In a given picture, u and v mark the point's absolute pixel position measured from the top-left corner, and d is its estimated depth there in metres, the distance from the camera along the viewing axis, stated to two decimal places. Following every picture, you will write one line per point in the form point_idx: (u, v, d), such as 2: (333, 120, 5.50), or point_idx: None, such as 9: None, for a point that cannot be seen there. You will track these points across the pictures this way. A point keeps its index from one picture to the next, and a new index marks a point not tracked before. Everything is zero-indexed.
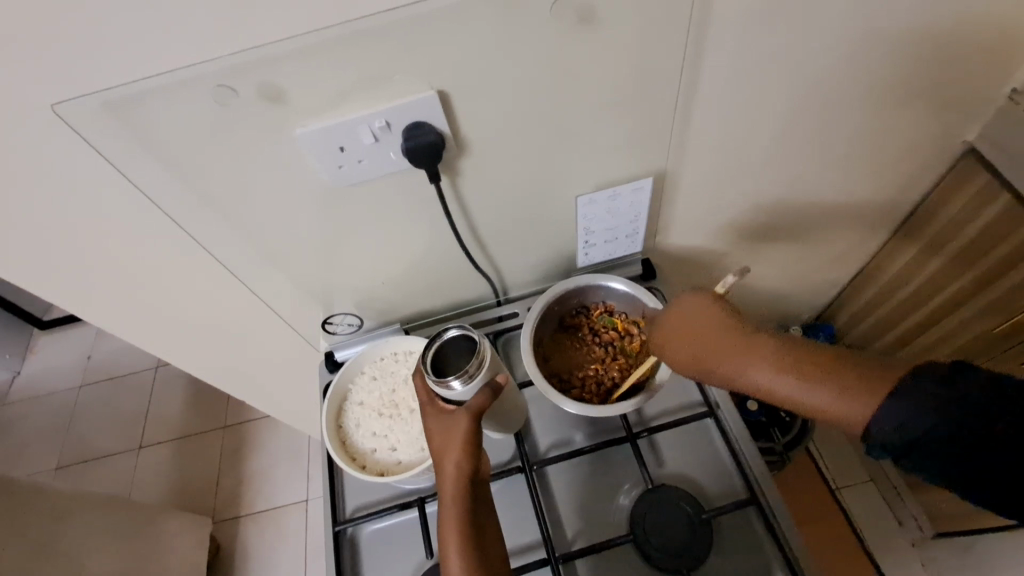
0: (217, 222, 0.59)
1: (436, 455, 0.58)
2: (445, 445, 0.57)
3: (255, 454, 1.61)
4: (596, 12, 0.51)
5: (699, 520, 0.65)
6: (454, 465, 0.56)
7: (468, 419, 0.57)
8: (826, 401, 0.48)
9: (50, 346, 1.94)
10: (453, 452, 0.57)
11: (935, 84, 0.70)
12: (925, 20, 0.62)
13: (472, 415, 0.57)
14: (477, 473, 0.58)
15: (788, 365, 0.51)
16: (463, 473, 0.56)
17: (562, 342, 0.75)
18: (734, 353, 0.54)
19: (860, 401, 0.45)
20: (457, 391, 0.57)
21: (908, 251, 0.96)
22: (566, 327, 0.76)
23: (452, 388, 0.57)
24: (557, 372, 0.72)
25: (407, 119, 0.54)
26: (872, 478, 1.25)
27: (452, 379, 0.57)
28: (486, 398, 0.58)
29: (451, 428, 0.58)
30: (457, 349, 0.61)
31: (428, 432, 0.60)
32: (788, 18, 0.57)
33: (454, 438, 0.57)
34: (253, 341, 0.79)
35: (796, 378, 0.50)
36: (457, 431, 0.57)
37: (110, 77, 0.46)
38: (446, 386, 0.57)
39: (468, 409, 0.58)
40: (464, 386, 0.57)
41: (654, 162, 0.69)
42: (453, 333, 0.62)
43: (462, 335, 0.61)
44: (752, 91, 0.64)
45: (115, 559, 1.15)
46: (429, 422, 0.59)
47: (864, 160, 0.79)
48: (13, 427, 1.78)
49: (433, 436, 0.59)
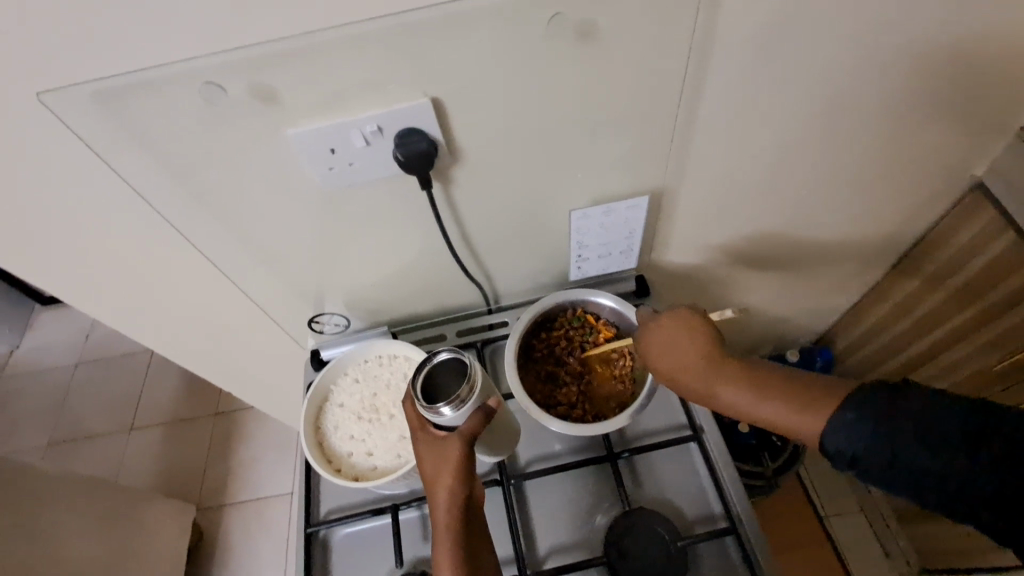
0: (206, 219, 0.59)
1: (429, 483, 0.57)
2: (437, 472, 0.56)
3: (244, 443, 1.61)
4: (597, 28, 0.50)
5: (675, 546, 0.64)
6: (448, 492, 0.55)
7: (460, 444, 0.56)
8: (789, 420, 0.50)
9: (49, 323, 1.96)
10: (447, 478, 0.56)
11: (942, 117, 0.68)
12: (934, 50, 0.61)
13: (464, 440, 0.56)
14: (472, 497, 0.57)
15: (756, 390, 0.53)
16: (459, 497, 0.56)
17: (538, 357, 0.73)
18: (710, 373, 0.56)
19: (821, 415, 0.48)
20: (448, 417, 0.56)
21: (910, 284, 0.95)
22: (541, 343, 0.74)
23: (443, 414, 0.55)
24: (533, 383, 0.71)
25: (399, 125, 0.53)
26: (862, 508, 1.22)
27: (443, 405, 0.55)
28: (480, 422, 0.57)
29: (444, 453, 0.56)
30: (449, 371, 0.59)
31: (420, 458, 0.58)
32: (794, 43, 0.56)
33: (447, 463, 0.56)
34: (240, 336, 0.78)
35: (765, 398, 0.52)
36: (450, 458, 0.56)
37: (98, 69, 0.46)
38: (435, 412, 0.55)
39: (461, 434, 0.56)
40: (455, 412, 0.55)
41: (653, 180, 0.68)
42: (445, 356, 0.60)
43: (454, 358, 0.60)
44: (755, 115, 0.63)
45: (94, 541, 1.15)
46: (421, 447, 0.58)
47: (867, 189, 0.78)
48: (8, 402, 1.79)
49: (424, 461, 0.57)
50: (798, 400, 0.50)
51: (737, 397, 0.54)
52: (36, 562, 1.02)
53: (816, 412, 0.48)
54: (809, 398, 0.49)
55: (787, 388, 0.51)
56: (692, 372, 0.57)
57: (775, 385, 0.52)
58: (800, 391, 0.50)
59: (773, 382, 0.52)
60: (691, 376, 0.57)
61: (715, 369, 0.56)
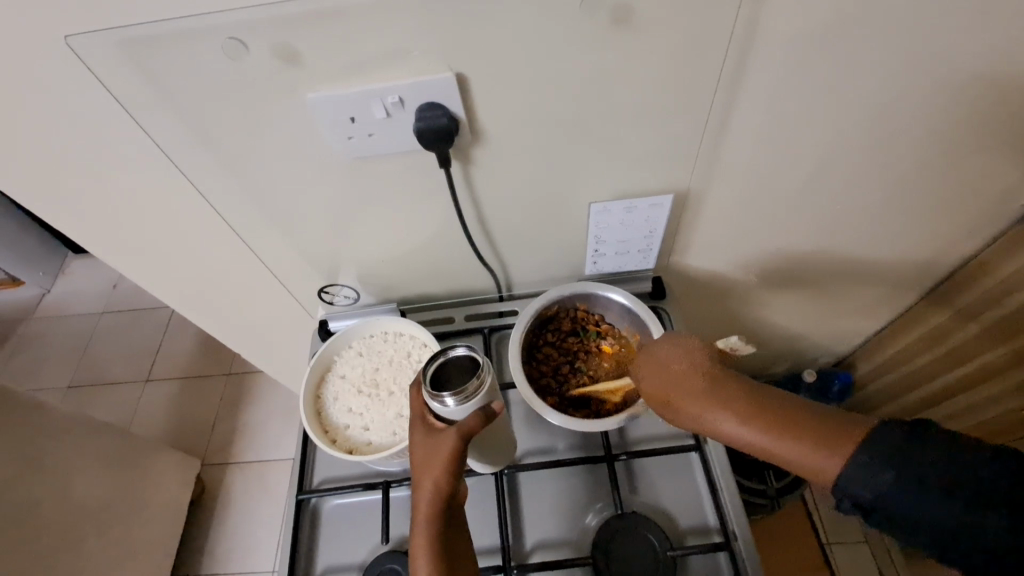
0: (225, 178, 0.59)
1: (416, 472, 0.55)
2: (426, 462, 0.54)
3: (252, 405, 1.65)
4: (633, 14, 0.48)
5: (665, 556, 0.63)
6: (433, 484, 0.53)
7: (455, 439, 0.53)
8: (799, 460, 0.48)
9: (82, 269, 2.03)
10: (434, 471, 0.53)
11: (1001, 137, 0.64)
12: (995, 65, 0.56)
13: (460, 435, 0.53)
14: (454, 494, 0.54)
15: (748, 425, 0.51)
16: (442, 493, 0.53)
17: (547, 348, 0.72)
18: (700, 401, 0.55)
19: (835, 454, 0.46)
20: (450, 408, 0.54)
21: (938, 316, 0.89)
22: (551, 335, 0.73)
23: (445, 403, 0.53)
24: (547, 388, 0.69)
25: (421, 98, 0.52)
26: (866, 539, 1.18)
27: (447, 395, 0.53)
28: (479, 421, 0.54)
29: (436, 445, 0.54)
30: (460, 368, 0.57)
31: (412, 447, 0.56)
32: (842, 46, 0.53)
33: (438, 456, 0.53)
34: (251, 298, 0.79)
35: (761, 432, 0.51)
36: (442, 450, 0.53)
37: (126, 19, 0.46)
38: (438, 400, 0.53)
39: (458, 428, 0.53)
40: (457, 405, 0.53)
41: (678, 179, 0.66)
42: (460, 351, 0.57)
43: (467, 355, 0.57)
44: (792, 119, 0.60)
45: (101, 485, 1.19)
46: (416, 437, 0.56)
47: (906, 211, 0.73)
48: (37, 341, 1.87)
49: (416, 450, 0.55)
50: (809, 437, 0.48)
51: (743, 431, 0.52)
52: (43, 495, 1.06)
53: (830, 452, 0.46)
54: (821, 433, 0.48)
55: (791, 426, 0.49)
56: (687, 396, 0.56)
57: (786, 419, 0.50)
58: (815, 426, 0.49)
59: (772, 419, 0.50)
60: (692, 403, 0.55)
61: (723, 397, 0.54)
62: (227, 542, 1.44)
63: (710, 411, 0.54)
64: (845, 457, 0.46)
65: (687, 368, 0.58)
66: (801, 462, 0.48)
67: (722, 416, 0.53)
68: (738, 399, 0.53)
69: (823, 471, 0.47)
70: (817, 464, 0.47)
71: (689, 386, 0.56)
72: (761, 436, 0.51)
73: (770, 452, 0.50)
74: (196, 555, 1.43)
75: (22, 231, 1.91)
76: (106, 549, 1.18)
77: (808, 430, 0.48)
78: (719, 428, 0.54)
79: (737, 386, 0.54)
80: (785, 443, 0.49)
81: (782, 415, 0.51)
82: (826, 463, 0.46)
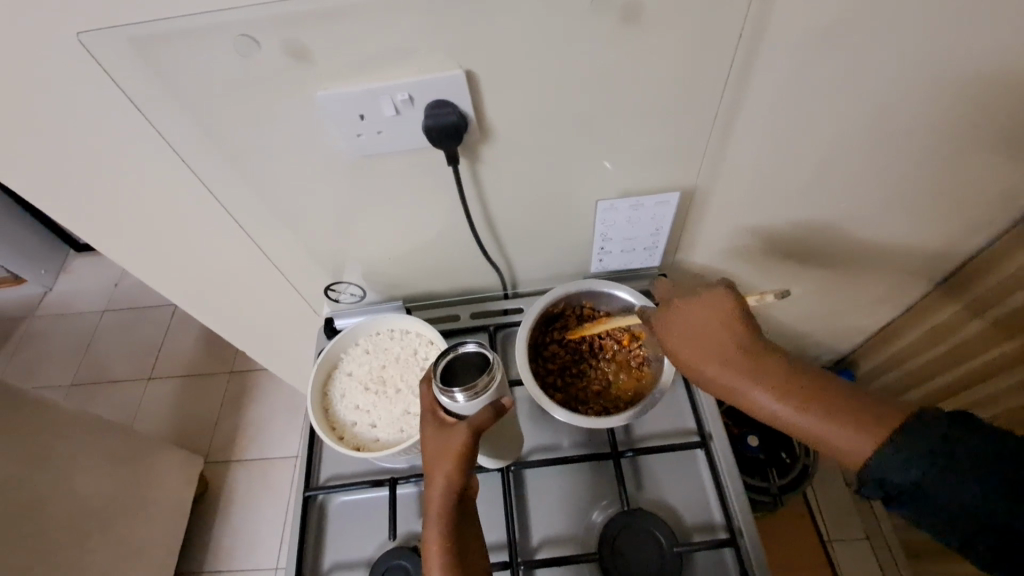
0: (233, 176, 0.60)
1: (427, 468, 0.55)
2: (437, 458, 0.54)
3: (255, 403, 1.65)
4: (643, 11, 0.48)
5: (671, 552, 0.63)
6: (443, 480, 0.53)
7: (465, 435, 0.53)
8: (828, 437, 0.49)
9: (83, 268, 2.03)
10: (445, 466, 0.53)
11: (1007, 137, 0.64)
12: (1003, 64, 0.56)
13: (471, 431, 0.53)
14: (465, 489, 0.55)
15: (785, 400, 0.51)
16: (454, 487, 0.54)
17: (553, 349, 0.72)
18: (739, 371, 0.53)
19: (872, 435, 0.47)
20: (460, 403, 0.54)
21: (940, 314, 0.90)
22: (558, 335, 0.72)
23: (455, 399, 0.54)
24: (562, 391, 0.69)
25: (430, 96, 0.52)
26: (868, 537, 1.19)
27: (458, 391, 0.53)
28: (489, 417, 0.54)
29: (447, 441, 0.54)
30: (470, 364, 0.57)
31: (423, 442, 0.57)
32: (850, 45, 0.53)
33: (449, 451, 0.54)
34: (257, 295, 0.79)
35: (796, 407, 0.50)
36: (452, 446, 0.54)
37: (137, 16, 0.46)
38: (449, 396, 0.54)
39: (469, 424, 0.54)
40: (468, 401, 0.54)
41: (684, 176, 0.66)
42: (470, 348, 0.58)
43: (477, 352, 0.57)
44: (799, 118, 0.60)
45: (105, 483, 1.19)
46: (427, 432, 0.56)
47: (911, 209, 0.73)
48: (40, 338, 1.87)
49: (427, 446, 0.56)
50: (847, 416, 0.48)
51: (781, 405, 0.51)
52: (47, 493, 1.06)
53: (865, 433, 0.47)
54: (857, 415, 0.48)
55: (827, 405, 0.49)
56: (724, 366, 0.54)
57: (826, 397, 0.50)
58: (853, 405, 0.49)
59: (810, 397, 0.50)
60: (730, 372, 0.53)
61: (764, 369, 0.52)
62: (230, 539, 1.45)
63: (748, 381, 0.52)
64: (880, 438, 0.46)
65: (726, 336, 0.55)
66: (829, 439, 0.49)
67: (760, 387, 0.52)
68: (779, 373, 0.52)
69: (849, 451, 0.48)
70: (846, 442, 0.48)
71: (729, 354, 0.54)
72: (795, 411, 0.50)
73: (803, 429, 0.50)
74: (199, 553, 1.44)
75: (24, 228, 1.91)
76: (110, 547, 1.18)
77: (844, 410, 0.49)
78: (754, 401, 0.52)
79: (778, 358, 0.53)
80: (821, 420, 0.49)
81: (822, 392, 0.50)
82: (856, 444, 0.47)
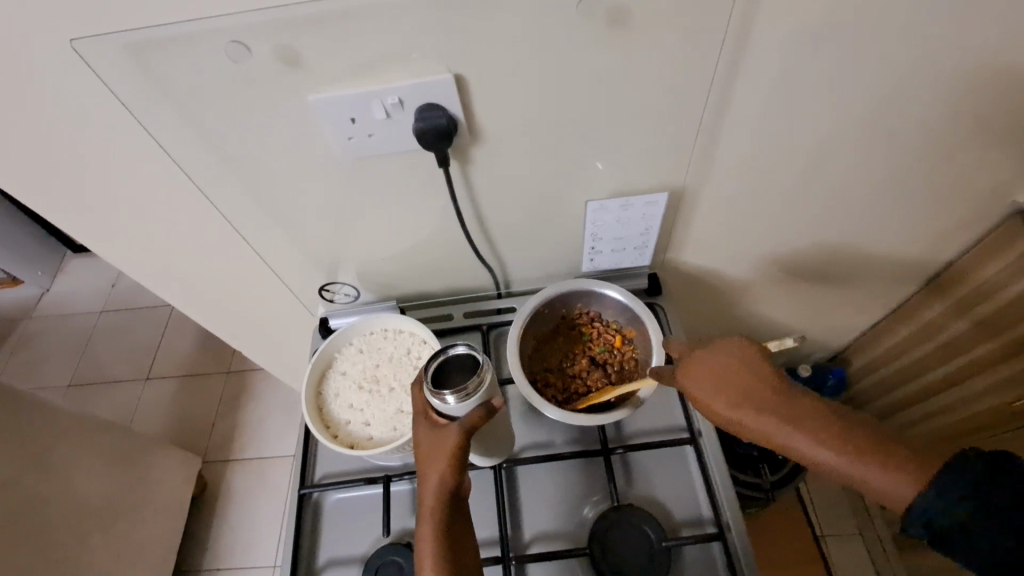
0: (228, 180, 0.60)
1: (420, 466, 0.56)
2: (430, 456, 0.55)
3: (253, 403, 1.65)
4: (630, 15, 0.49)
5: (659, 546, 0.64)
6: (437, 479, 0.54)
7: (458, 435, 0.54)
8: (871, 478, 0.47)
9: (80, 268, 2.03)
10: (439, 465, 0.54)
11: (989, 136, 0.65)
12: (986, 62, 0.57)
13: (463, 430, 0.54)
14: (459, 487, 0.55)
15: (822, 443, 0.50)
16: (447, 485, 0.54)
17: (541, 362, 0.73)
18: (773, 417, 0.52)
19: (915, 472, 0.46)
20: (451, 405, 0.55)
21: (931, 312, 0.90)
22: (543, 347, 0.74)
23: (446, 401, 0.55)
24: (560, 398, 0.70)
25: (421, 99, 0.53)
26: (860, 531, 1.20)
27: (448, 393, 0.54)
28: (481, 417, 0.55)
29: (440, 441, 0.55)
30: (462, 366, 0.58)
31: (417, 442, 0.57)
32: (834, 47, 0.54)
33: (442, 451, 0.55)
34: (253, 296, 0.80)
35: (834, 449, 0.49)
36: (445, 446, 0.54)
37: (132, 23, 0.47)
38: (440, 398, 0.55)
39: (460, 424, 0.54)
40: (458, 403, 0.55)
41: (674, 177, 0.67)
42: (460, 350, 0.58)
43: (468, 354, 0.58)
44: (787, 117, 0.61)
45: (103, 482, 1.20)
46: (421, 433, 0.57)
47: (896, 209, 0.74)
48: (38, 339, 1.88)
49: (421, 445, 0.56)
50: (884, 454, 0.48)
51: (814, 443, 0.50)
52: (48, 492, 1.07)
53: (906, 473, 0.46)
54: (896, 454, 0.47)
55: (866, 446, 0.49)
56: (758, 411, 0.53)
57: (863, 440, 0.49)
58: (887, 444, 0.48)
59: (845, 437, 0.50)
60: (762, 415, 0.53)
61: (796, 412, 0.52)
62: (228, 537, 1.45)
63: (783, 425, 0.51)
64: (919, 484, 0.46)
65: (754, 380, 0.55)
66: (872, 481, 0.48)
67: (797, 432, 0.51)
68: (810, 417, 0.51)
69: (890, 490, 0.47)
70: (888, 483, 0.47)
71: (757, 397, 0.54)
72: (835, 453, 0.49)
73: (840, 469, 0.49)
74: (198, 552, 1.44)
75: (20, 229, 1.91)
76: (109, 545, 1.20)
77: (885, 450, 0.48)
78: (787, 442, 0.51)
79: (813, 400, 0.53)
80: (856, 457, 0.48)
81: (854, 432, 0.50)
82: (897, 485, 0.46)
